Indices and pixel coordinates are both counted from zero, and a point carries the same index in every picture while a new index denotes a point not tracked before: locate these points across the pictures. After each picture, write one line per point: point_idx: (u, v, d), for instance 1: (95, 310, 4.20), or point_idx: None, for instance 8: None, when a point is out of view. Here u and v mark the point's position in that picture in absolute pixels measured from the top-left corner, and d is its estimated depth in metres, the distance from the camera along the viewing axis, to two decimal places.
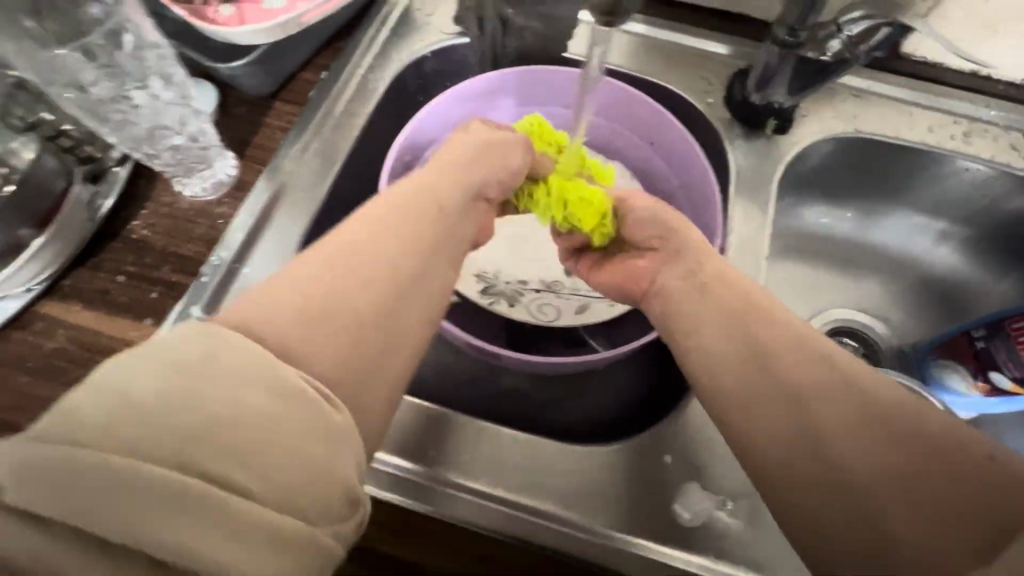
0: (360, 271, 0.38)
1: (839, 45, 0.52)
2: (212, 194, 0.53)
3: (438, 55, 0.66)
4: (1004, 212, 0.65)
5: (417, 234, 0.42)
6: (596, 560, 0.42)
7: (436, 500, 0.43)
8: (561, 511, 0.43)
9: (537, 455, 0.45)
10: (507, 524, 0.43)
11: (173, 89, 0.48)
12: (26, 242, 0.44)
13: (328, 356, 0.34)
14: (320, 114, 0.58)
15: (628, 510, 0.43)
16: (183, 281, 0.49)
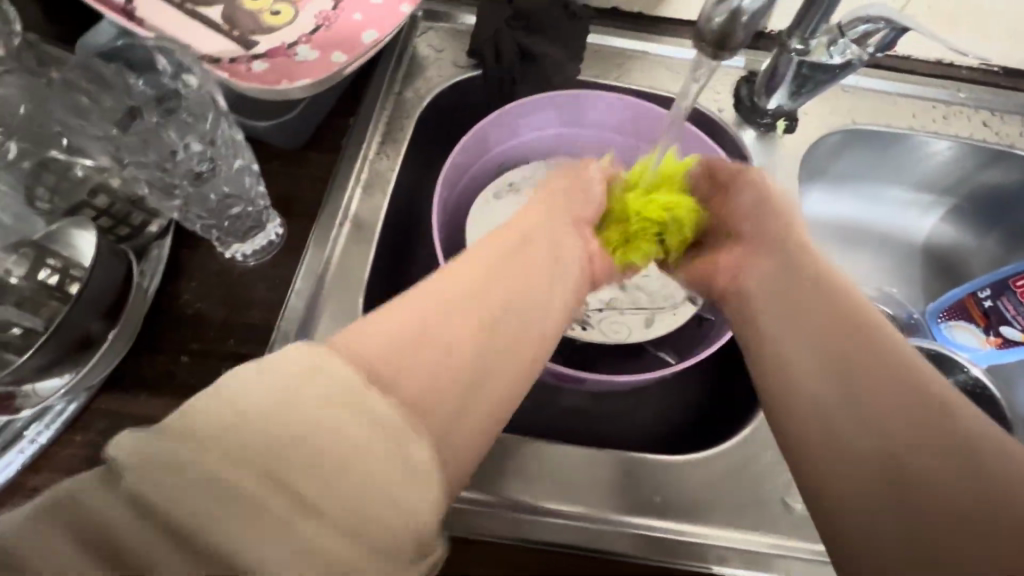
0: (464, 307, 0.38)
1: (843, 50, 0.57)
2: (256, 260, 0.50)
3: (455, 89, 0.66)
4: (982, 182, 0.72)
5: (513, 278, 0.42)
6: (722, 566, 0.43)
7: (541, 530, 0.44)
8: (669, 521, 0.45)
9: (637, 472, 0.46)
10: (614, 543, 0.44)
11: (235, 156, 0.47)
12: (97, 336, 0.41)
13: (418, 391, 0.33)
14: (355, 160, 0.57)
15: (743, 511, 0.45)
16: (254, 352, 0.46)
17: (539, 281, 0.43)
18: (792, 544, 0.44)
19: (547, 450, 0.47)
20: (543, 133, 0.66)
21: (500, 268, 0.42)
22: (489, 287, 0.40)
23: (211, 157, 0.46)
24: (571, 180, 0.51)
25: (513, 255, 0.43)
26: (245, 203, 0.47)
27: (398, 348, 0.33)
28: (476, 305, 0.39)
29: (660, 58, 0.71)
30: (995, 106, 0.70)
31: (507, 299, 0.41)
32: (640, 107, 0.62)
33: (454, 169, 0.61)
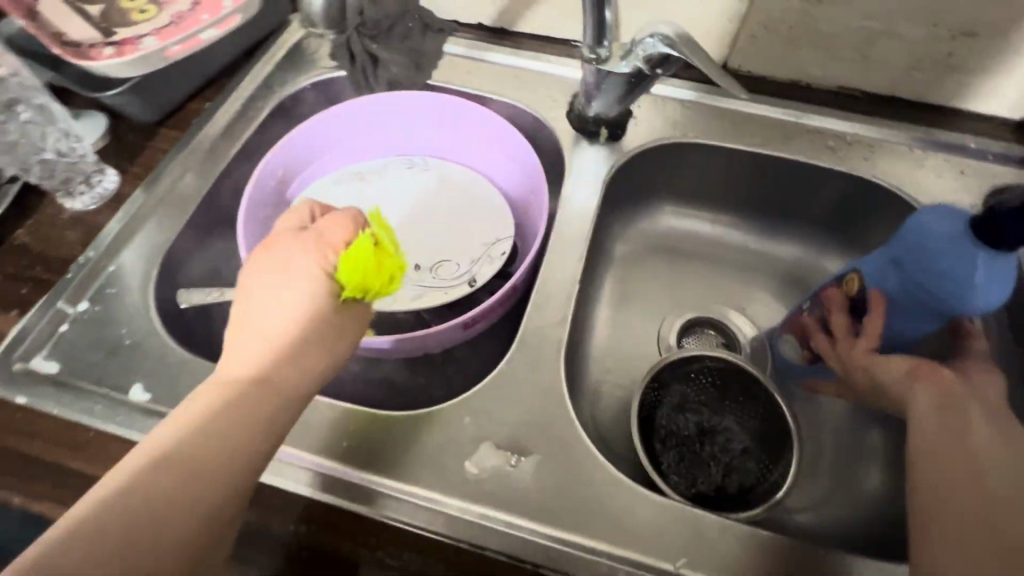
0: (156, 485, 0.33)
1: (632, 61, 0.60)
2: (93, 204, 0.60)
3: (318, 86, 0.75)
4: (831, 205, 0.71)
5: (226, 419, 0.37)
6: (391, 514, 0.45)
7: (373, 500, 0.45)
8: (504, 512, 0.45)
9: (443, 448, 0.48)
10: (457, 530, 0.44)
11: (38, 115, 0.54)
12: None
13: None
14: (200, 137, 0.67)
15: (425, 470, 0.47)
16: (52, 278, 0.55)
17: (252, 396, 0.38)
18: (463, 507, 0.45)
19: (321, 406, 0.50)
20: (387, 130, 0.74)
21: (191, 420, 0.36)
22: (200, 456, 0.35)
23: (14, 112, 0.53)
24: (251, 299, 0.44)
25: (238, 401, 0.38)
26: (51, 155, 0.55)
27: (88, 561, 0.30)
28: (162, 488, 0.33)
29: (511, 67, 0.75)
30: (843, 131, 0.69)
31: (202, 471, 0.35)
32: (463, 110, 0.70)
33: (289, 151, 0.70)
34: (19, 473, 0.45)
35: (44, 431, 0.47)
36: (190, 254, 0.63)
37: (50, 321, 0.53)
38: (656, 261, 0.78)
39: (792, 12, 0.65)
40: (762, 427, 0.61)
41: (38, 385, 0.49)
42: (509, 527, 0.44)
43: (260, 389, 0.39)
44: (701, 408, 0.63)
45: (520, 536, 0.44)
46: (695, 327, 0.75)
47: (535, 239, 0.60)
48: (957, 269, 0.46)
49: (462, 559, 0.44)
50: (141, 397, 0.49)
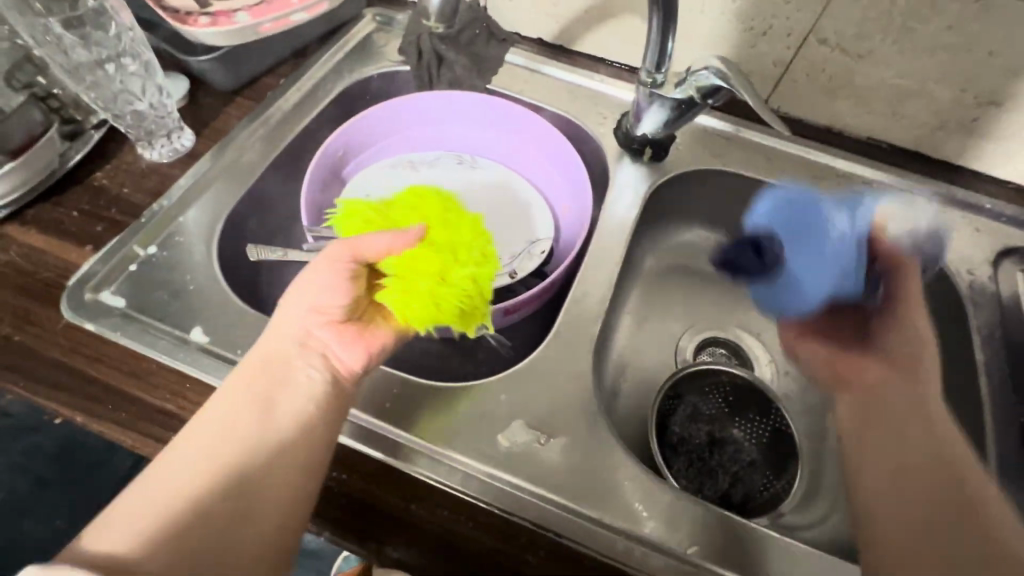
0: (206, 498, 0.41)
1: (686, 89, 0.65)
2: (169, 157, 0.64)
3: (384, 76, 0.79)
4: None
5: (229, 441, 0.44)
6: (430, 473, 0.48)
7: (413, 458, 0.48)
8: (525, 481, 0.48)
9: (477, 420, 0.51)
10: (483, 493, 0.47)
11: (138, 66, 0.59)
12: None
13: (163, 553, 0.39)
14: (272, 109, 0.71)
15: (459, 438, 0.50)
16: (126, 220, 0.59)
17: (285, 418, 0.46)
18: (494, 474, 0.48)
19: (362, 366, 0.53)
20: (442, 125, 0.79)
21: (193, 442, 0.43)
22: (202, 441, 0.44)
23: (119, 61, 0.58)
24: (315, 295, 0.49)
25: (235, 393, 0.46)
26: (144, 104, 0.59)
27: (192, 547, 0.40)
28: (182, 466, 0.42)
29: (566, 82, 0.80)
30: (871, 177, 0.73)
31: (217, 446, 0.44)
32: (517, 115, 0.75)
33: (350, 132, 0.74)
34: (82, 393, 0.48)
35: (109, 358, 0.50)
36: (250, 216, 0.66)
37: (122, 260, 0.56)
38: (680, 279, 0.82)
39: (833, 63, 0.70)
40: (769, 443, 0.65)
41: (106, 316, 0.52)
42: (536, 497, 0.47)
43: (298, 412, 0.46)
44: (711, 419, 0.67)
45: (545, 506, 0.47)
46: (711, 346, 0.79)
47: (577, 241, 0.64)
48: (807, 259, 0.60)
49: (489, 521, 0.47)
50: (201, 339, 0.52)
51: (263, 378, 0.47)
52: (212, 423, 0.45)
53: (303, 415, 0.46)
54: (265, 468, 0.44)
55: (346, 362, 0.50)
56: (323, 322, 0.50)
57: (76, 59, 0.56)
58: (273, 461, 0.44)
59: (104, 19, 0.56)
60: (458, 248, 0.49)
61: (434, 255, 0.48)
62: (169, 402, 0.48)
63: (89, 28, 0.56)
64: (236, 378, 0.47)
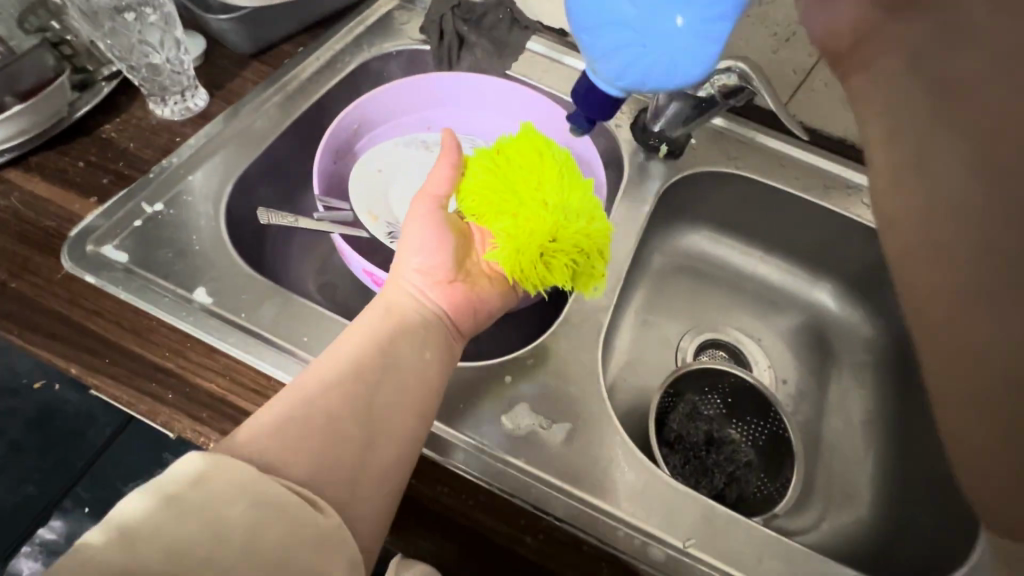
0: (341, 420, 0.43)
1: (709, 88, 0.65)
2: (181, 116, 0.62)
3: (403, 54, 0.78)
4: (855, 258, 0.76)
5: (359, 369, 0.46)
6: (450, 459, 0.48)
7: (444, 449, 0.48)
8: (528, 466, 0.48)
9: (481, 401, 0.51)
10: (484, 475, 0.47)
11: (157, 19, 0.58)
12: (6, 108, 0.54)
13: (307, 470, 0.41)
14: (288, 77, 0.70)
15: (463, 418, 0.50)
16: (133, 175, 0.58)
17: (406, 355, 0.49)
18: (496, 454, 0.48)
19: None
20: (459, 109, 0.78)
21: (325, 365, 0.46)
22: (331, 369, 0.46)
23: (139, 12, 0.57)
24: (422, 247, 0.55)
25: (357, 332, 0.49)
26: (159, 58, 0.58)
27: (324, 460, 0.41)
28: (314, 389, 0.44)
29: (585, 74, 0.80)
30: None
31: (347, 374, 0.46)
32: (537, 103, 0.75)
33: (366, 107, 0.73)
34: (79, 345, 0.47)
35: (109, 312, 0.49)
36: (259, 181, 0.65)
37: (127, 213, 0.55)
38: (685, 279, 0.82)
39: None
40: (765, 446, 0.65)
41: (108, 270, 0.51)
42: (536, 480, 0.47)
43: (415, 352, 0.49)
44: (710, 419, 0.67)
45: (544, 489, 0.47)
46: (711, 347, 0.79)
47: None
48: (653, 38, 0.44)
49: (488, 500, 0.47)
50: (204, 300, 0.51)
51: (387, 319, 0.50)
52: (338, 355, 0.47)
53: (422, 357, 0.49)
54: (391, 398, 0.46)
55: (455, 315, 0.54)
56: (435, 276, 0.54)
57: None
58: (396, 393, 0.46)
59: None
60: (568, 209, 0.54)
61: (536, 214, 0.53)
62: (169, 361, 0.47)
63: None
64: (354, 323, 0.51)
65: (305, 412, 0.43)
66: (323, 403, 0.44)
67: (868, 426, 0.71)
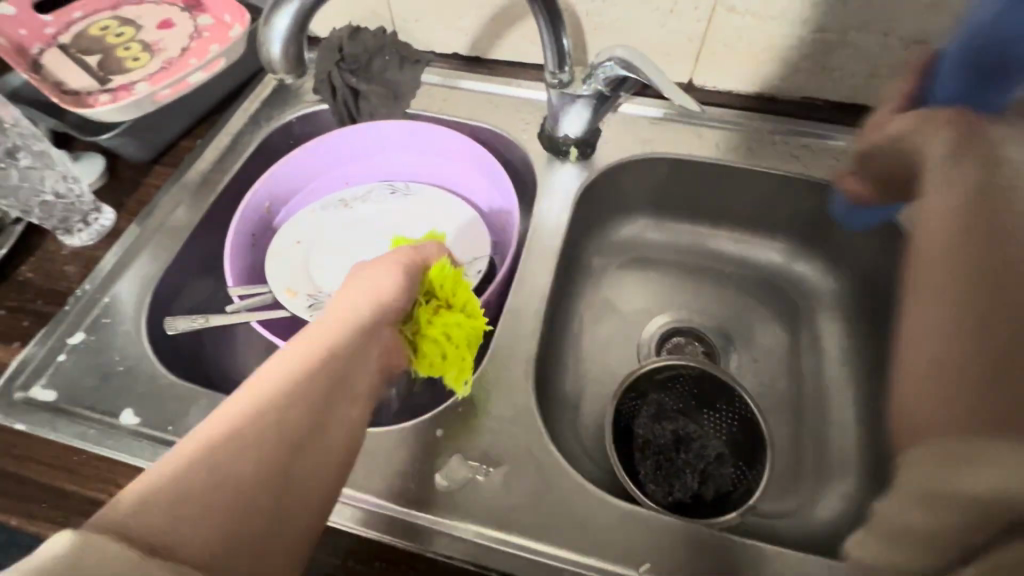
0: (249, 488, 0.36)
1: (593, 84, 0.64)
2: (90, 240, 0.64)
3: (302, 119, 0.78)
4: (797, 215, 0.73)
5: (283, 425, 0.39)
6: (445, 555, 0.46)
7: (435, 542, 0.47)
8: (470, 524, 0.47)
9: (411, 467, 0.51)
10: (449, 547, 0.47)
11: None
12: None
13: (198, 554, 0.33)
14: (191, 172, 0.71)
15: (396, 485, 0.50)
16: (52, 310, 0.59)
17: (330, 412, 0.43)
18: (353, 495, 0.49)
19: None
20: (368, 158, 0.78)
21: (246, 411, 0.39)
22: (253, 421, 0.38)
23: None
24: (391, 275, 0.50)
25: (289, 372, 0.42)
26: (48, 196, 0.59)
27: (233, 526, 0.35)
28: (228, 442, 0.37)
29: (485, 93, 0.79)
30: (807, 141, 0.70)
31: (267, 427, 0.39)
32: (440, 136, 0.74)
33: (274, 181, 0.73)
34: (16, 495, 0.48)
35: (41, 456, 0.50)
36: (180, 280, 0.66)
37: (51, 349, 0.56)
38: (635, 270, 0.80)
39: (746, 30, 0.67)
40: (738, 433, 0.62)
41: (37, 413, 0.52)
42: (397, 514, 0.48)
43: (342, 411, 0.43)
44: (678, 414, 0.65)
45: (407, 521, 0.48)
46: (675, 336, 0.75)
47: (486, 296, 0.61)
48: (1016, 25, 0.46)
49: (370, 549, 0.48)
50: (132, 420, 0.52)
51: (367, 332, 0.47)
52: (262, 400, 0.40)
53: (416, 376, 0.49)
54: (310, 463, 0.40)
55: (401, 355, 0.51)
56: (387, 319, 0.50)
57: None
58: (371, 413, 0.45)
59: None
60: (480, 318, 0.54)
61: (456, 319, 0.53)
62: (103, 491, 0.48)
63: None
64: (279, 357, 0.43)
65: (204, 474, 0.35)
66: (238, 463, 0.36)
67: (849, 383, 0.67)
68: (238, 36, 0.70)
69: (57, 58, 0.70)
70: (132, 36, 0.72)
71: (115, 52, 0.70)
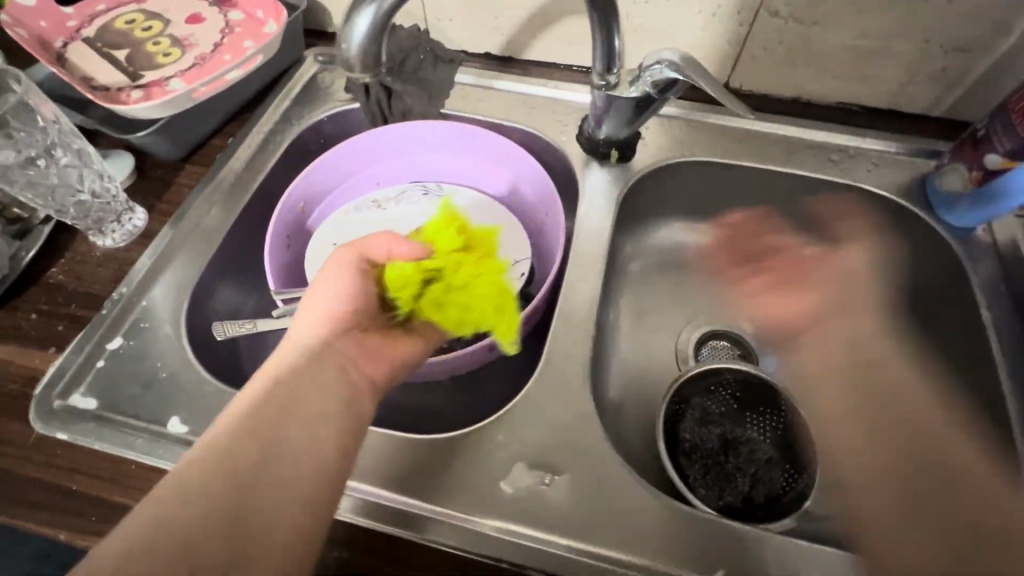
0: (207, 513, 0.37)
1: (642, 86, 0.63)
2: (122, 242, 0.61)
3: (334, 118, 0.77)
4: (833, 219, 0.74)
5: (234, 457, 0.40)
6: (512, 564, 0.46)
7: (502, 551, 0.46)
8: (538, 532, 0.47)
9: (472, 476, 0.50)
10: (518, 556, 0.46)
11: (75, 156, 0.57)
12: None
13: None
14: (224, 172, 0.68)
15: (458, 494, 0.49)
16: (87, 315, 0.57)
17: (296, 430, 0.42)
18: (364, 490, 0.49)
19: None
20: (402, 158, 0.77)
21: (202, 449, 0.39)
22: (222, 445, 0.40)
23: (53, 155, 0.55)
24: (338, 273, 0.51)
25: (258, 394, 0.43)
26: None
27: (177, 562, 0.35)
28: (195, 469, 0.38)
29: (520, 94, 0.78)
30: (846, 144, 0.71)
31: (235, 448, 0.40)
32: (478, 135, 0.73)
33: (312, 179, 0.72)
34: (63, 508, 0.46)
35: (88, 468, 0.48)
36: (216, 285, 0.64)
37: (88, 357, 0.54)
38: (671, 272, 0.80)
39: (788, 34, 0.67)
40: (783, 436, 0.62)
41: (79, 422, 0.50)
42: (408, 510, 0.48)
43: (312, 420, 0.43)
44: (721, 418, 0.65)
45: (415, 516, 0.48)
46: (712, 339, 0.76)
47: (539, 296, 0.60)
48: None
49: (397, 548, 0.47)
50: (180, 429, 0.50)
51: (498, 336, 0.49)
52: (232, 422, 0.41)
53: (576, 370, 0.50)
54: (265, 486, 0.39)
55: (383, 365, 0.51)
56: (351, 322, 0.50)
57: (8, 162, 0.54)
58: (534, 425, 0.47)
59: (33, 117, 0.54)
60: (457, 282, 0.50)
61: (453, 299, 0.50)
62: None
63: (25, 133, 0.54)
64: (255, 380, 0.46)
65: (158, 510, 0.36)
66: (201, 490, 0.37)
67: None
68: (273, 32, 0.69)
69: (83, 52, 0.67)
70: (161, 31, 0.70)
71: (144, 47, 0.68)
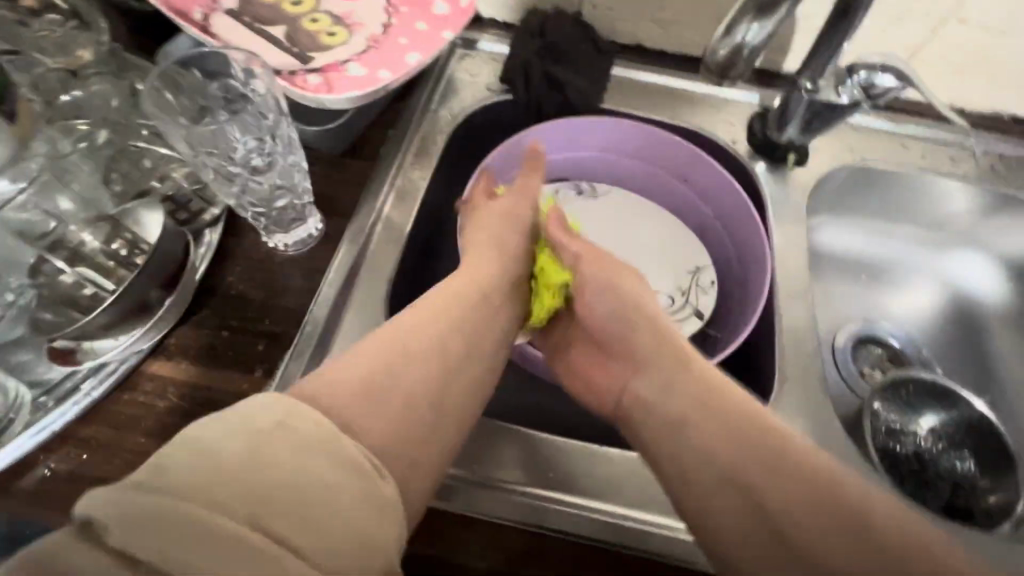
0: (415, 397, 0.43)
1: (853, 90, 0.61)
2: (303, 248, 0.54)
3: (487, 110, 0.71)
4: (976, 228, 0.77)
5: (447, 348, 0.47)
6: None
7: None
8: None
9: None
10: None
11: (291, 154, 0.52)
12: (153, 302, 0.47)
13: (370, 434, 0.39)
14: (393, 169, 0.62)
15: None
16: (287, 333, 0.50)
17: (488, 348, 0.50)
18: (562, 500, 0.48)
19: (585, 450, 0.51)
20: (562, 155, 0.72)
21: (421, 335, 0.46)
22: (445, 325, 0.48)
23: (270, 153, 0.51)
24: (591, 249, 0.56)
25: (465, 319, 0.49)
26: (294, 196, 0.52)
27: (379, 416, 0.41)
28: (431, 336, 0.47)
29: (679, 92, 0.75)
30: (1005, 154, 0.73)
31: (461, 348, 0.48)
32: (649, 135, 0.68)
33: (474, 188, 0.64)
34: None
35: None
36: (401, 297, 0.59)
37: (304, 382, 0.49)
38: (822, 274, 0.80)
39: (970, 43, 0.68)
40: (975, 445, 0.63)
41: None
42: (613, 519, 0.48)
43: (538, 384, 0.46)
44: (911, 428, 0.65)
45: (617, 524, 0.48)
46: (861, 343, 0.77)
47: (760, 306, 0.60)
48: None
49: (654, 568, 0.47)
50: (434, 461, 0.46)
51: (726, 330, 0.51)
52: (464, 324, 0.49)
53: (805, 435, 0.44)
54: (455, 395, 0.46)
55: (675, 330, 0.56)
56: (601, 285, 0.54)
57: (233, 159, 0.51)
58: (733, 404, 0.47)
59: (259, 108, 0.51)
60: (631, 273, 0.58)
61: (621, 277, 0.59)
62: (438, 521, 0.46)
63: (259, 127, 0.51)
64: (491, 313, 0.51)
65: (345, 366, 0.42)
66: (396, 353, 0.44)
67: None
68: (447, 12, 0.62)
69: (228, 25, 0.58)
70: (313, 4, 0.61)
71: (302, 25, 0.60)
